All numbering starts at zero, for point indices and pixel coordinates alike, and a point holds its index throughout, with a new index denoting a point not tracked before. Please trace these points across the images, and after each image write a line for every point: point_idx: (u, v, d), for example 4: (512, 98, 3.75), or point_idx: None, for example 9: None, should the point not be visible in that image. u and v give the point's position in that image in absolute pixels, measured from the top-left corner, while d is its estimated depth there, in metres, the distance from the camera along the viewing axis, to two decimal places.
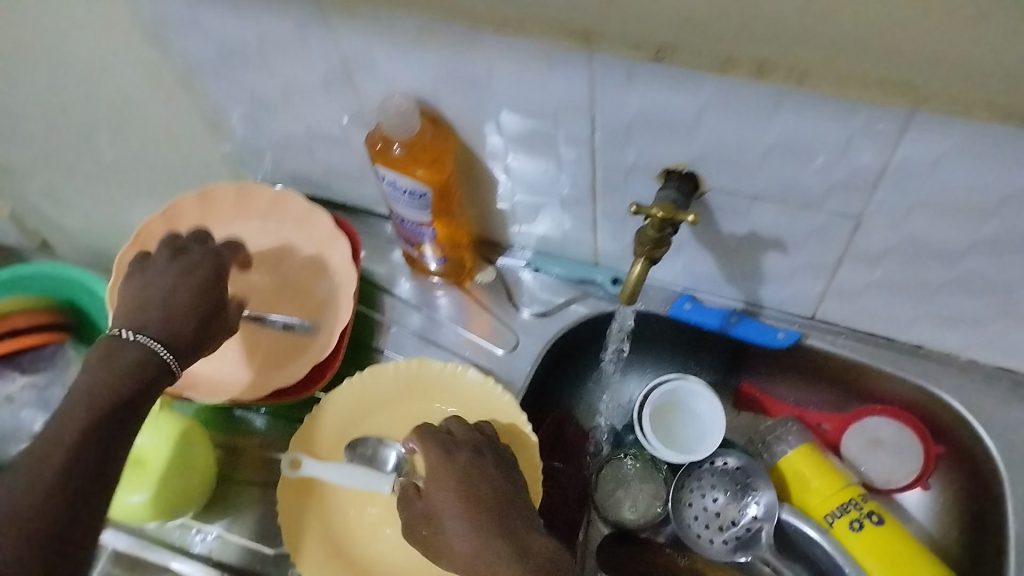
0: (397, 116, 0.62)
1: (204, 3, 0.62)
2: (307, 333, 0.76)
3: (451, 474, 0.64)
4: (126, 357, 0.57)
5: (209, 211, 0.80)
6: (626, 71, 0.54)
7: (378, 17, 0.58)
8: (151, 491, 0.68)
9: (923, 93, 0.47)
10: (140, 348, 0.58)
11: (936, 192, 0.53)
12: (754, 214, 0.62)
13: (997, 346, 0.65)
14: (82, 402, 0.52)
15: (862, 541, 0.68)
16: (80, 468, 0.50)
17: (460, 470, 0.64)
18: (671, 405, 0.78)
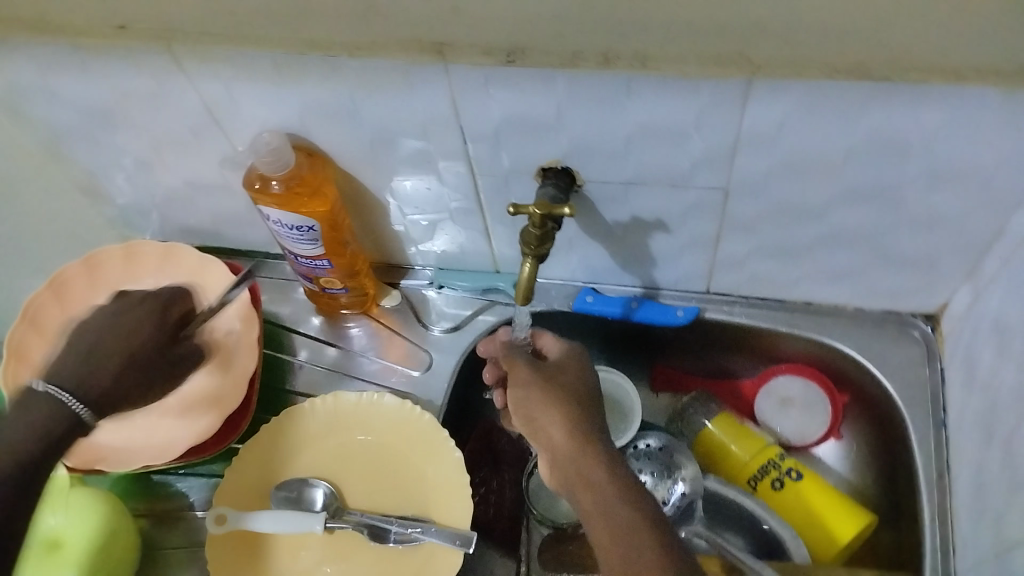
0: (269, 153, 0.60)
1: (55, 67, 0.59)
2: (217, 385, 0.73)
3: (576, 369, 0.61)
4: (35, 418, 0.51)
5: (98, 277, 0.77)
6: (483, 80, 0.53)
7: (229, 59, 0.55)
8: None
9: (758, 62, 0.49)
10: (51, 397, 0.52)
11: (796, 153, 0.55)
12: (633, 200, 0.62)
13: (875, 289, 0.69)
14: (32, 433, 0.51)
15: (784, 499, 0.72)
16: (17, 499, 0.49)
17: (581, 370, 0.61)
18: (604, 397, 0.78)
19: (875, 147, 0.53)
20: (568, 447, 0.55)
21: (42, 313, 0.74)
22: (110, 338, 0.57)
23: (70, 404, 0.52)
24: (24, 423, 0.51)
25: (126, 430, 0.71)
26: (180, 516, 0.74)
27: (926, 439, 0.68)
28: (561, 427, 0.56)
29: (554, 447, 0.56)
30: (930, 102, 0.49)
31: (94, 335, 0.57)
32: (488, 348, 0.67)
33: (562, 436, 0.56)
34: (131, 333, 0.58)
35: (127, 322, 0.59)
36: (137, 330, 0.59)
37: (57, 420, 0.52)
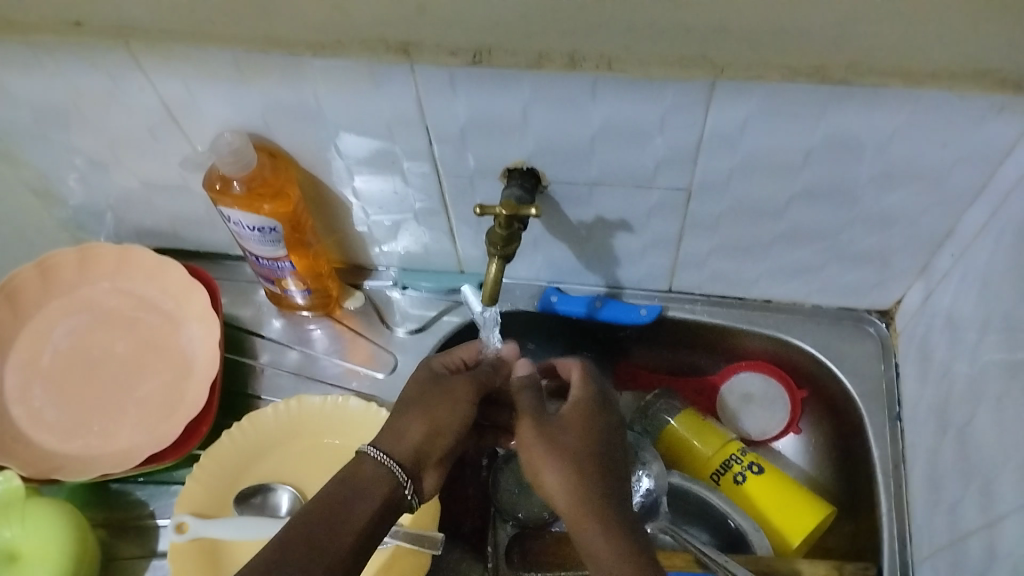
0: (231, 153, 0.58)
1: (7, 66, 0.58)
2: (179, 390, 0.72)
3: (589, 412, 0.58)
4: (358, 502, 0.52)
5: (52, 283, 0.75)
6: (449, 82, 0.53)
7: (190, 56, 0.54)
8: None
9: (721, 64, 0.50)
10: (376, 459, 0.54)
11: (757, 154, 0.56)
12: (598, 200, 0.63)
13: (833, 286, 0.71)
14: (347, 517, 0.51)
15: (747, 492, 0.73)
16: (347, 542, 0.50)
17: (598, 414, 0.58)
18: None
19: (833, 148, 0.55)
20: (577, 515, 0.53)
21: None
22: (439, 409, 0.56)
23: (391, 463, 0.54)
24: (367, 496, 0.52)
25: (84, 439, 0.70)
26: (138, 524, 0.72)
27: (882, 434, 0.70)
28: (564, 491, 0.54)
29: (569, 514, 0.53)
30: (888, 103, 0.50)
31: (388, 433, 0.56)
32: (456, 393, 0.58)
33: (573, 506, 0.53)
34: (424, 420, 0.56)
35: (438, 410, 0.56)
36: (460, 401, 0.57)
37: (391, 495, 0.54)
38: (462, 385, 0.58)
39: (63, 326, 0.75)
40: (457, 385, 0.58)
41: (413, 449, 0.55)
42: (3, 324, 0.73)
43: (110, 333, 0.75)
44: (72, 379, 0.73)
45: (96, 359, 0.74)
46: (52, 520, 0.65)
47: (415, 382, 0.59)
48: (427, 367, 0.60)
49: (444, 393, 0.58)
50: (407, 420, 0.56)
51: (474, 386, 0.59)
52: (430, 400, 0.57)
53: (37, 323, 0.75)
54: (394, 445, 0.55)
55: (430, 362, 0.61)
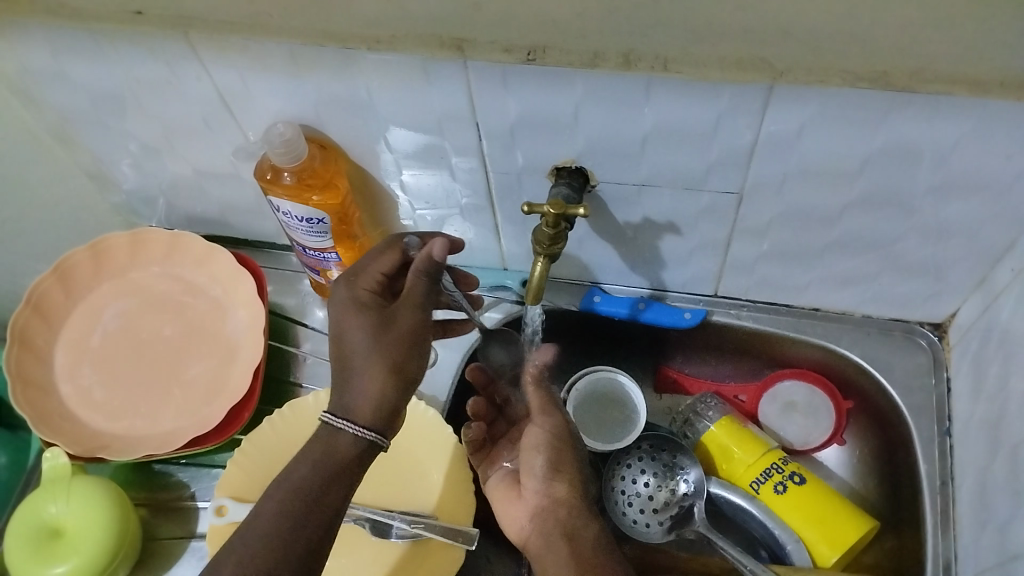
0: (283, 144, 0.59)
1: (68, 53, 0.59)
2: (224, 374, 0.73)
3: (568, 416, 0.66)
4: (336, 480, 0.52)
5: (104, 264, 0.77)
6: (502, 79, 0.53)
7: (246, 46, 0.55)
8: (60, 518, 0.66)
9: (780, 68, 0.49)
10: (351, 434, 0.54)
11: (813, 160, 0.55)
12: (646, 201, 0.62)
13: (884, 297, 0.69)
14: (320, 492, 0.52)
15: (787, 501, 0.71)
16: (325, 509, 0.52)
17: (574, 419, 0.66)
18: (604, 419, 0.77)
19: (893, 156, 0.53)
20: (562, 503, 0.62)
21: (47, 298, 0.74)
22: (399, 353, 0.56)
23: (369, 436, 0.54)
24: (348, 472, 0.53)
25: (129, 419, 0.71)
26: (178, 505, 0.74)
27: (930, 450, 0.68)
28: (549, 485, 0.63)
29: (550, 499, 0.63)
30: (952, 113, 0.49)
31: (347, 399, 0.55)
32: (412, 333, 0.57)
33: (559, 493, 0.63)
34: (389, 374, 0.55)
35: (409, 364, 0.56)
36: (418, 342, 0.57)
37: (369, 460, 0.55)
38: (416, 322, 0.57)
39: (112, 308, 0.76)
40: (404, 322, 0.57)
41: (384, 409, 0.55)
42: (56, 305, 0.75)
43: (157, 316, 0.76)
44: (120, 359, 0.74)
45: (143, 341, 0.75)
46: (91, 488, 0.67)
47: (362, 330, 0.56)
48: (356, 302, 0.58)
49: (391, 335, 0.56)
50: (370, 378, 0.55)
51: (421, 314, 0.58)
52: (385, 345, 0.55)
53: (88, 304, 0.76)
54: (359, 411, 0.54)
55: (356, 293, 0.58)
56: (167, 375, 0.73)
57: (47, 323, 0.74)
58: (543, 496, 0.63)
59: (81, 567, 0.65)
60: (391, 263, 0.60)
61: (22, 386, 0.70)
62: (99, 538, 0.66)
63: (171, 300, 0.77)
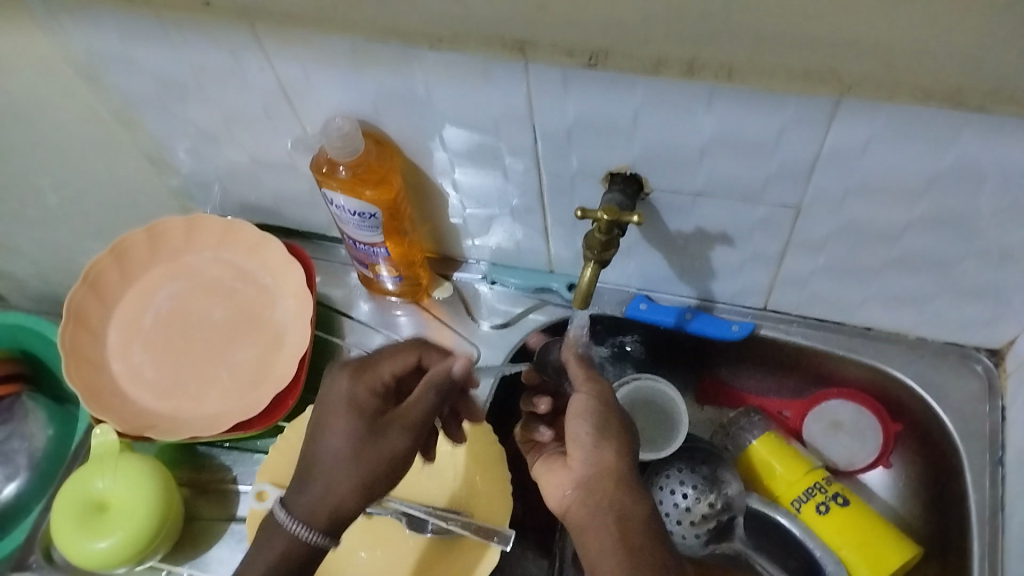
0: (341, 138, 0.59)
1: (136, 39, 0.60)
2: (270, 363, 0.74)
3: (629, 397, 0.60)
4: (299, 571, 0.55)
5: (160, 246, 0.78)
6: (562, 81, 0.52)
7: (311, 39, 0.55)
8: (112, 495, 0.68)
9: (848, 82, 0.48)
10: (304, 538, 0.54)
11: (876, 176, 0.54)
12: (700, 210, 0.61)
13: (940, 319, 0.67)
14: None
15: (828, 523, 0.70)
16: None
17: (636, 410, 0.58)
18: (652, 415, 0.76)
19: (959, 177, 0.52)
20: (609, 473, 0.53)
21: (103, 276, 0.76)
22: (373, 470, 0.54)
23: (321, 542, 0.54)
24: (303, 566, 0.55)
25: (176, 401, 0.72)
26: (219, 488, 0.75)
27: (980, 479, 0.67)
28: (596, 450, 0.54)
29: (596, 467, 0.53)
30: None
31: (309, 499, 0.54)
32: (391, 456, 0.55)
33: (608, 460, 0.53)
34: (355, 490, 0.54)
35: (376, 480, 0.54)
36: (399, 464, 0.55)
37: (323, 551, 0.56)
38: (400, 447, 0.55)
39: (164, 290, 0.78)
40: (390, 442, 0.55)
41: (337, 513, 0.54)
42: (111, 285, 0.77)
43: (206, 300, 0.77)
44: (169, 341, 0.75)
45: (193, 324, 0.76)
46: (138, 461, 0.69)
47: (347, 436, 0.54)
48: (351, 404, 0.56)
49: (371, 456, 0.54)
50: (333, 480, 0.54)
51: (409, 440, 0.56)
52: (363, 456, 0.54)
53: (141, 286, 0.78)
54: (316, 514, 0.54)
55: (354, 391, 0.56)
56: (213, 359, 0.74)
57: (102, 300, 0.76)
58: (586, 464, 0.54)
59: (121, 544, 0.66)
60: (403, 367, 0.58)
61: (74, 359, 0.72)
62: (139, 516, 0.67)
63: (221, 285, 0.78)
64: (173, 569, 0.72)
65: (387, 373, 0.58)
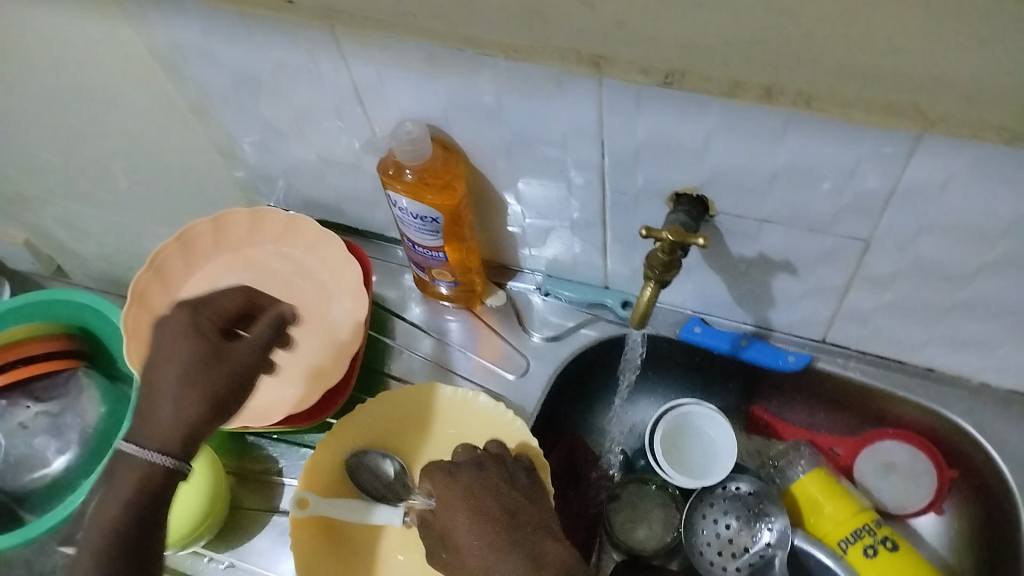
0: (409, 142, 0.60)
1: (217, 33, 0.61)
2: (321, 357, 0.75)
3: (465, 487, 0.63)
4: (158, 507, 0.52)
5: (224, 236, 0.80)
6: (635, 98, 0.52)
7: (387, 43, 0.55)
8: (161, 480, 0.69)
9: (933, 116, 0.46)
10: (144, 458, 0.51)
11: (953, 216, 0.52)
12: (764, 237, 0.60)
13: (1008, 367, 0.65)
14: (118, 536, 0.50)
15: (876, 567, 0.67)
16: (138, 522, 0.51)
17: (469, 490, 0.63)
18: (684, 431, 0.77)
19: None
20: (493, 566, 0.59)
21: (167, 261, 0.78)
22: (219, 385, 0.54)
23: (162, 463, 0.51)
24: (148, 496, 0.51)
25: None
26: (264, 478, 0.76)
27: None
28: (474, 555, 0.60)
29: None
30: None
31: (153, 423, 0.53)
32: (226, 385, 0.54)
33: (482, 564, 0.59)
34: (199, 402, 0.53)
35: (214, 413, 0.53)
36: (243, 380, 0.55)
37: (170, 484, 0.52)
38: (246, 368, 0.55)
39: (225, 279, 0.79)
40: (241, 359, 0.56)
41: (185, 435, 0.52)
42: (175, 270, 0.78)
43: (264, 293, 0.78)
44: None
45: None
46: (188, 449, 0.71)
47: (183, 359, 0.54)
48: (192, 333, 0.55)
49: (215, 372, 0.54)
50: (179, 406, 0.53)
51: (252, 358, 0.56)
52: (209, 373, 0.54)
53: (201, 274, 0.79)
54: (157, 435, 0.52)
55: (195, 318, 0.56)
56: None
57: (166, 285, 0.77)
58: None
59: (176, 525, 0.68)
60: (236, 303, 0.59)
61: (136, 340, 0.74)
62: (192, 501, 0.69)
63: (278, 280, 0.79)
64: (213, 555, 0.73)
65: (222, 303, 0.58)
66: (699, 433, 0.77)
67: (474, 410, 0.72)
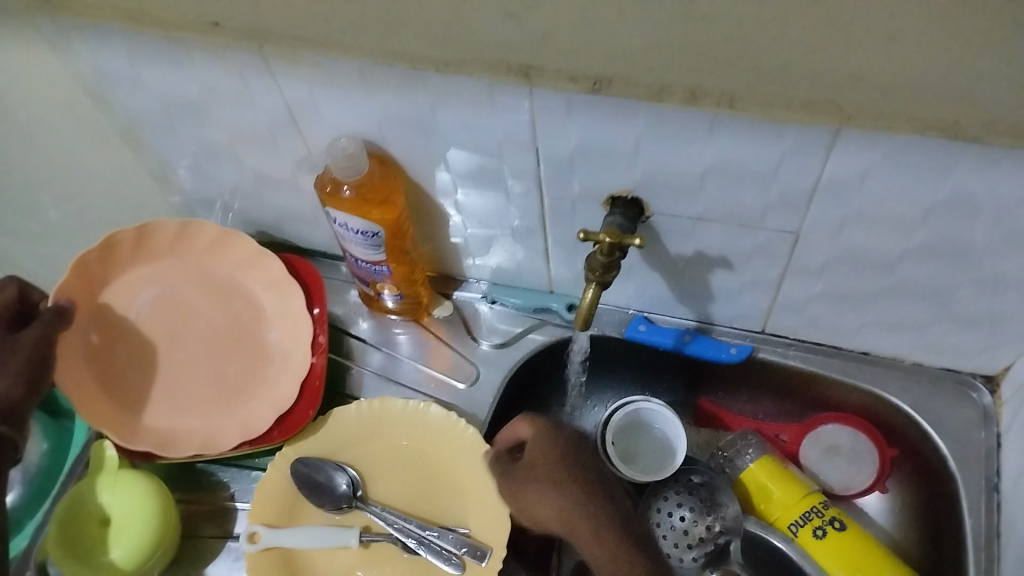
0: (346, 158, 0.60)
1: (143, 58, 0.61)
2: (268, 378, 0.74)
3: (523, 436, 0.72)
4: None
5: (146, 245, 0.75)
6: (566, 106, 0.53)
7: (317, 62, 0.56)
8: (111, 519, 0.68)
9: (850, 110, 0.47)
10: None
11: (874, 205, 0.54)
12: (699, 235, 0.62)
13: (936, 347, 0.68)
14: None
15: (827, 548, 0.69)
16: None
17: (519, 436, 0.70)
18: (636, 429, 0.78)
19: (956, 208, 0.53)
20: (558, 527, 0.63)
21: (87, 268, 0.72)
22: None
23: None
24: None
25: (167, 412, 0.72)
26: (218, 505, 0.75)
27: (977, 508, 0.67)
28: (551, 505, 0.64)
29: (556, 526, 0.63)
30: (1021, 166, 0.48)
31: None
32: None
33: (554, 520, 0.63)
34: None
35: None
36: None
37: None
38: None
39: (149, 290, 0.76)
40: None
41: None
42: (94, 275, 0.73)
43: (197, 305, 0.76)
44: (157, 345, 0.74)
45: (181, 329, 0.75)
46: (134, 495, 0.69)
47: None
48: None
49: None
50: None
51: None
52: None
53: (121, 283, 0.75)
54: None
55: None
56: (206, 370, 0.74)
57: (88, 295, 0.73)
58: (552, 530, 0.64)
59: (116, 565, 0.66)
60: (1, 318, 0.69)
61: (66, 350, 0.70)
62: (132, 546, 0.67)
63: (207, 291, 0.77)
64: None
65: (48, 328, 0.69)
66: (653, 426, 0.78)
67: (426, 423, 0.73)
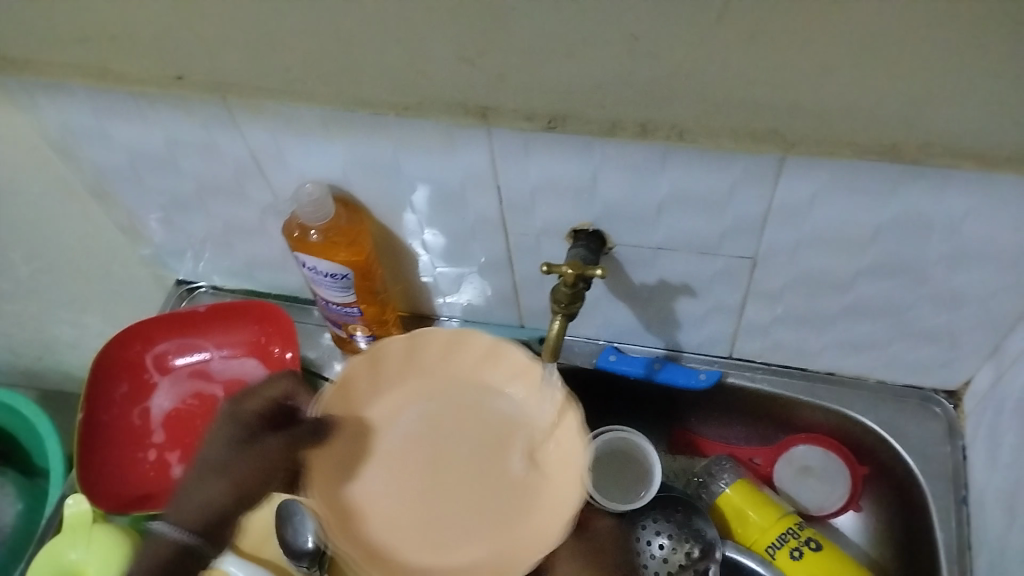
0: (311, 204, 0.61)
1: (110, 113, 0.62)
2: (507, 474, 0.64)
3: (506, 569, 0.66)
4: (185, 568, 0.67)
5: (358, 395, 0.64)
6: (523, 145, 0.55)
7: (280, 111, 0.57)
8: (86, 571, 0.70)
9: (789, 140, 0.50)
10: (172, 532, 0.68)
11: (825, 228, 0.56)
12: (661, 264, 0.63)
13: (896, 363, 0.70)
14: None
15: (805, 568, 0.70)
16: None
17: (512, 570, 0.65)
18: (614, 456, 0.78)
19: (902, 226, 0.55)
20: None
21: (352, 388, 0.64)
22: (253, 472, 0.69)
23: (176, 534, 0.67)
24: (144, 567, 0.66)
25: (416, 526, 0.62)
26: None
27: (948, 520, 0.68)
28: None
29: None
30: (958, 184, 0.50)
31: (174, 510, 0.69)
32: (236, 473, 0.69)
33: None
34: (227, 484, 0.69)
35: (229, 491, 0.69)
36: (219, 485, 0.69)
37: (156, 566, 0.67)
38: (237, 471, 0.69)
39: (409, 414, 0.66)
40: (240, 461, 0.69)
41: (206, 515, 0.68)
42: (358, 394, 0.65)
43: (458, 432, 0.65)
44: (419, 473, 0.64)
45: (405, 459, 0.65)
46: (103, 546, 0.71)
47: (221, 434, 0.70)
48: None
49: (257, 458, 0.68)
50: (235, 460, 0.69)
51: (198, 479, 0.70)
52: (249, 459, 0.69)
53: (387, 409, 0.66)
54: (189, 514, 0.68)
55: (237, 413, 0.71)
56: (456, 492, 0.64)
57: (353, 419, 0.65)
58: None
59: None
60: None
61: (341, 478, 0.63)
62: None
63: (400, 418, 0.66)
64: None
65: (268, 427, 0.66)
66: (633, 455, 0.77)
67: None
